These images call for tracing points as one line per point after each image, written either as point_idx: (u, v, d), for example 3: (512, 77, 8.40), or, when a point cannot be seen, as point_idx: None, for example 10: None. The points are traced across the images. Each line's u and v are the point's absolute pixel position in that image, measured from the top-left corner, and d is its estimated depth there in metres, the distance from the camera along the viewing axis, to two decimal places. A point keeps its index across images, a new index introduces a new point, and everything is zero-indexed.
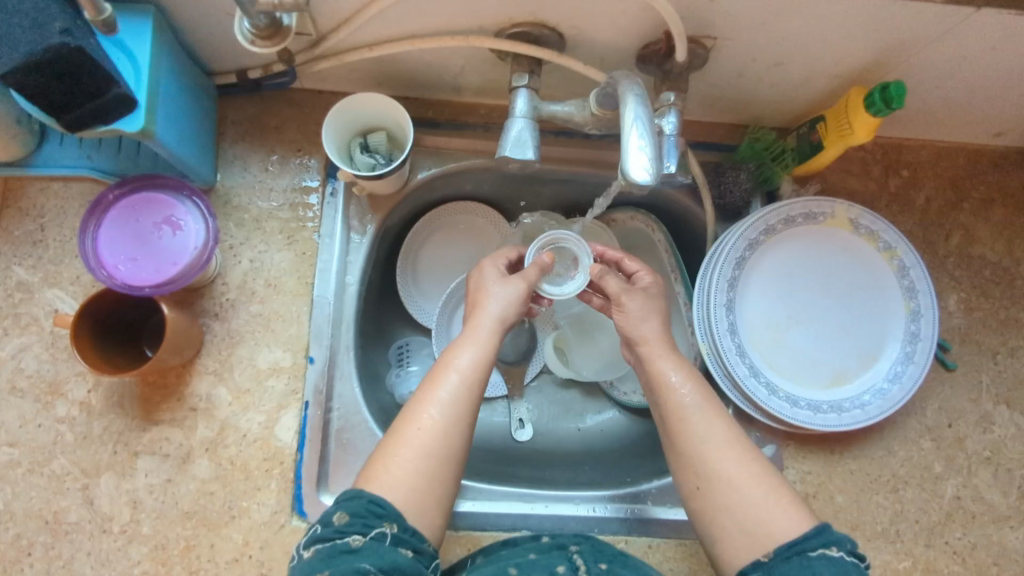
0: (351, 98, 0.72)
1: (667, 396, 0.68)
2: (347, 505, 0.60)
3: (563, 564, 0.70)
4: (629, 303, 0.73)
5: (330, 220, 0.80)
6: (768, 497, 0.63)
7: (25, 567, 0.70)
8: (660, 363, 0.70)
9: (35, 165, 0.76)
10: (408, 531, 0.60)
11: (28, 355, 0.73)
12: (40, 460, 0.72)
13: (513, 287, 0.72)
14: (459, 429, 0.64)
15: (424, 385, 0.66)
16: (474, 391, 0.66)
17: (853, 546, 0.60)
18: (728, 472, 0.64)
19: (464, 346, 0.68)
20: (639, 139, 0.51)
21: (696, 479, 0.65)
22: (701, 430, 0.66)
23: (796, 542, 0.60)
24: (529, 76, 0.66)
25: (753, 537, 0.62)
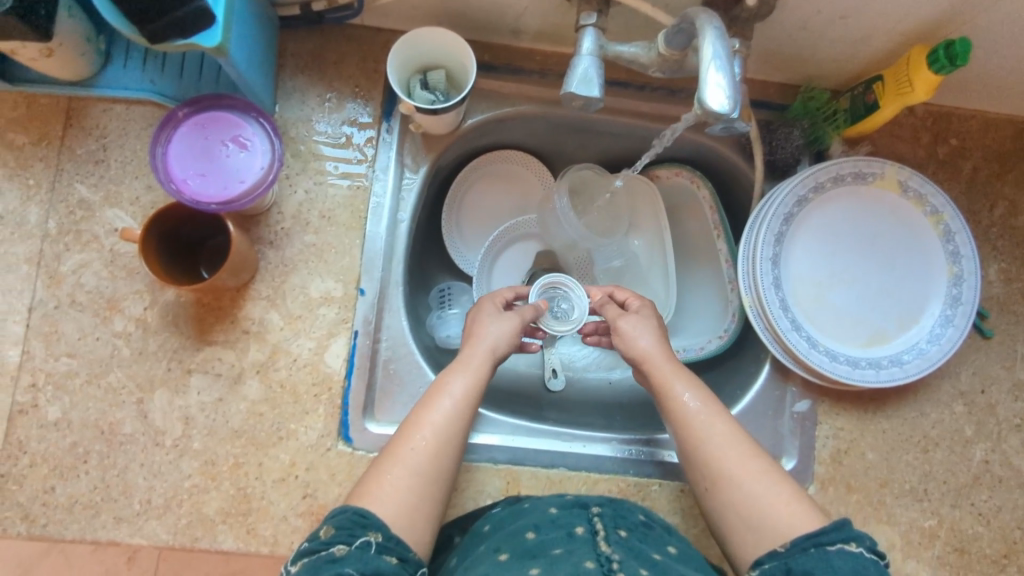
0: (414, 33, 0.73)
1: (671, 402, 0.72)
2: (335, 519, 0.61)
3: (583, 525, 0.68)
4: (624, 326, 0.77)
5: (385, 155, 0.81)
6: (768, 491, 0.65)
7: (81, 474, 0.72)
8: (667, 375, 0.74)
9: (99, 87, 0.77)
10: (392, 539, 0.60)
11: (88, 271, 0.75)
12: (98, 372, 0.74)
13: (509, 323, 0.76)
14: (449, 451, 0.67)
15: (418, 410, 0.69)
16: (466, 413, 0.69)
17: (874, 543, 0.60)
18: (735, 467, 0.67)
19: (457, 373, 0.71)
20: (717, 74, 0.52)
21: (706, 479, 0.68)
22: (705, 432, 0.69)
23: (815, 534, 0.60)
24: (597, 16, 0.67)
25: (759, 533, 0.64)
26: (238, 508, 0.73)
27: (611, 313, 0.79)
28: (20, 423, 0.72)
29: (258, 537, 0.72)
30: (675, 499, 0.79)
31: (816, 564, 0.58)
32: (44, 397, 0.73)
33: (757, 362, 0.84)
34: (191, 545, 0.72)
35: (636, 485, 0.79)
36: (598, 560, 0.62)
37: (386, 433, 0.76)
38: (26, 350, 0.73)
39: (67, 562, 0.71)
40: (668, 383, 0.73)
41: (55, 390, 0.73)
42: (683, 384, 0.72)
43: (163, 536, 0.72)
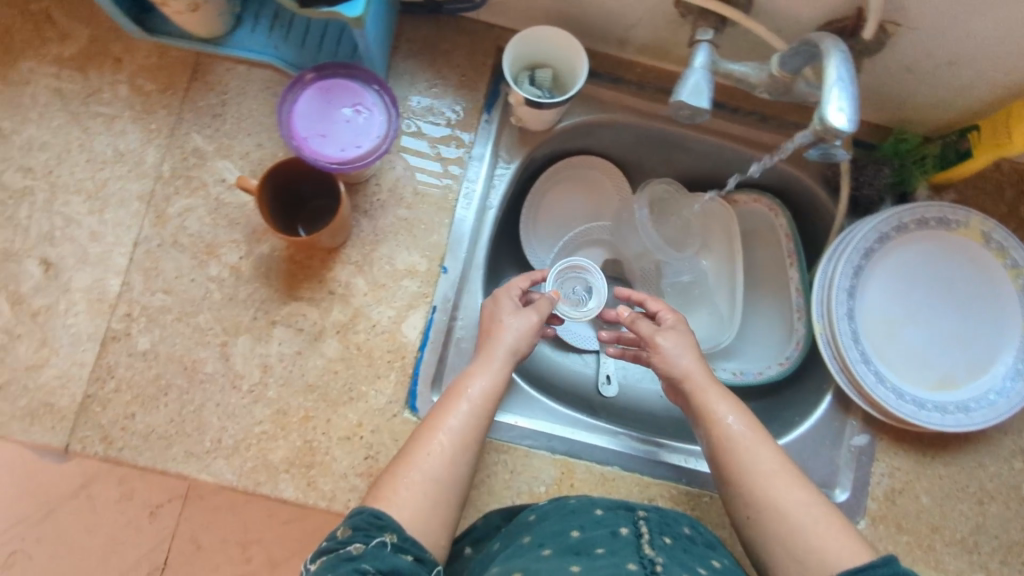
0: (531, 31, 0.76)
1: (714, 423, 0.72)
2: (350, 520, 0.61)
3: (628, 526, 0.67)
4: (663, 344, 0.77)
5: (482, 143, 0.84)
6: (815, 524, 0.63)
7: (161, 405, 0.75)
8: (709, 397, 0.73)
9: (228, 47, 0.81)
10: (407, 540, 0.61)
11: (192, 215, 0.79)
12: (189, 311, 0.77)
13: (525, 319, 0.76)
14: (464, 457, 0.67)
15: (435, 414, 0.69)
16: (483, 415, 0.70)
17: None
18: (783, 496, 0.66)
19: (479, 372, 0.72)
20: (839, 100, 0.54)
21: (747, 508, 0.67)
22: (752, 458, 0.68)
23: (861, 568, 0.59)
24: (713, 32, 0.70)
25: (804, 565, 0.62)
26: (303, 459, 0.75)
27: (647, 330, 0.78)
28: (112, 348, 0.75)
29: (317, 490, 0.74)
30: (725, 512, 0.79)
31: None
32: (137, 327, 0.76)
33: (818, 392, 0.85)
34: (252, 488, 0.74)
35: (688, 494, 0.80)
36: (641, 563, 0.61)
37: None
38: (126, 281, 0.77)
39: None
40: (710, 406, 0.72)
41: (148, 322, 0.76)
42: (726, 406, 0.72)
43: (228, 476, 0.74)
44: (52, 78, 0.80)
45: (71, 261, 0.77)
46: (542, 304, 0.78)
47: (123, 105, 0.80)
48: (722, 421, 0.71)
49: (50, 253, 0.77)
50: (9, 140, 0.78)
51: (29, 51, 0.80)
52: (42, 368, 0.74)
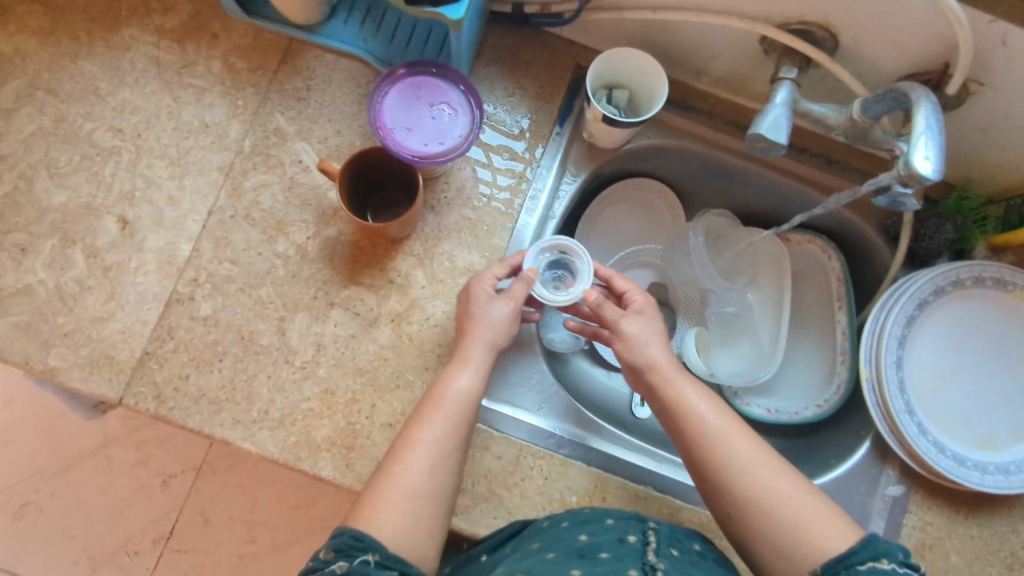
0: (615, 51, 0.79)
1: (686, 414, 0.69)
2: (331, 541, 0.62)
3: (636, 534, 0.67)
4: (629, 330, 0.75)
5: (552, 154, 0.86)
6: (800, 518, 0.63)
7: (215, 370, 0.77)
8: (678, 386, 0.71)
9: (319, 35, 0.85)
10: (390, 558, 0.61)
11: (267, 191, 0.81)
12: (252, 283, 0.79)
13: (503, 310, 0.74)
14: (444, 466, 0.67)
15: (410, 423, 0.68)
16: (462, 420, 0.69)
17: (906, 558, 0.59)
18: (765, 485, 0.65)
19: (462, 365, 0.71)
20: (926, 149, 0.55)
21: (728, 505, 0.66)
22: (730, 450, 0.67)
23: (845, 556, 0.60)
24: (797, 72, 0.72)
25: (792, 560, 0.62)
26: (344, 441, 0.76)
27: (612, 313, 0.76)
28: (175, 310, 0.78)
29: (355, 472, 0.75)
30: None
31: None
32: (201, 293, 0.78)
33: (856, 438, 0.85)
34: (292, 463, 0.75)
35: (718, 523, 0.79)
36: (642, 569, 0.62)
37: (494, 409, 0.80)
38: (196, 248, 0.79)
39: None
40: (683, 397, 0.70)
41: (212, 289, 0.78)
42: (698, 396, 0.70)
43: (270, 448, 0.75)
44: (151, 46, 0.83)
45: (147, 222, 0.79)
46: (518, 289, 0.76)
47: (214, 80, 0.83)
48: (693, 410, 0.69)
49: (128, 211, 0.79)
50: (104, 100, 0.81)
51: (133, 19, 0.84)
52: (107, 321, 0.76)
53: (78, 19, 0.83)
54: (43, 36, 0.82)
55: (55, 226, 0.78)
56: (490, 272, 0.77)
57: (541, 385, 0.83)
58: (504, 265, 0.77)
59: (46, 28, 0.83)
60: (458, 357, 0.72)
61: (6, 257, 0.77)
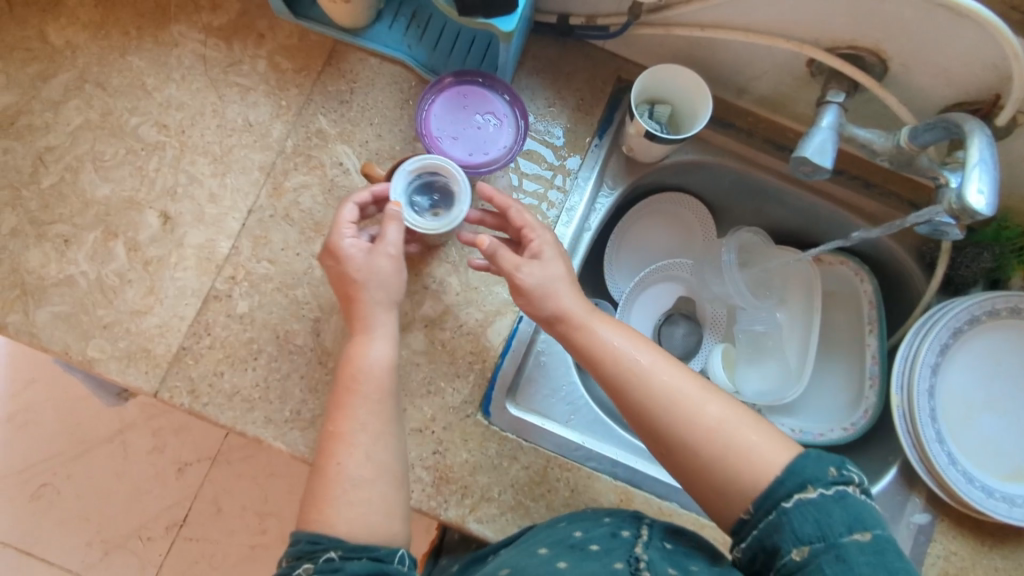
0: (659, 67, 0.79)
1: (601, 362, 0.68)
2: (290, 550, 0.61)
3: (629, 529, 0.69)
4: (527, 279, 0.70)
5: (591, 166, 0.87)
6: (725, 453, 0.63)
7: (249, 368, 0.77)
8: (589, 331, 0.69)
9: (364, 39, 0.85)
10: (352, 548, 0.60)
11: (307, 192, 0.82)
12: (290, 284, 0.80)
13: (385, 261, 0.69)
14: (382, 447, 0.66)
15: (333, 410, 0.67)
16: (377, 394, 0.67)
17: (835, 477, 0.59)
18: (691, 419, 0.64)
19: (365, 336, 0.69)
20: (979, 182, 0.56)
21: (657, 449, 0.66)
22: (650, 389, 0.66)
23: (772, 491, 0.60)
24: (844, 96, 0.72)
25: (727, 497, 0.62)
26: None
27: (510, 262, 0.70)
28: (212, 307, 0.78)
29: None
30: None
31: (784, 531, 0.58)
32: (238, 291, 0.79)
33: (883, 463, 0.85)
34: None
35: None
36: (626, 560, 0.64)
37: (524, 418, 0.80)
38: (235, 246, 0.80)
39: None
40: (603, 337, 0.69)
41: (249, 287, 0.79)
42: (612, 333, 0.69)
43: (301, 448, 0.76)
44: (199, 44, 0.84)
45: (188, 218, 0.80)
46: (389, 232, 0.69)
47: (259, 79, 0.84)
48: (608, 356, 0.68)
49: (170, 207, 0.80)
50: (150, 96, 0.82)
51: (182, 16, 0.84)
52: (145, 315, 0.77)
53: (128, 14, 0.84)
54: (94, 29, 0.83)
55: (98, 218, 0.79)
56: (347, 218, 0.70)
57: (569, 397, 0.83)
58: (357, 208, 0.70)
59: (97, 21, 0.84)
60: (359, 328, 0.69)
61: (50, 247, 0.78)
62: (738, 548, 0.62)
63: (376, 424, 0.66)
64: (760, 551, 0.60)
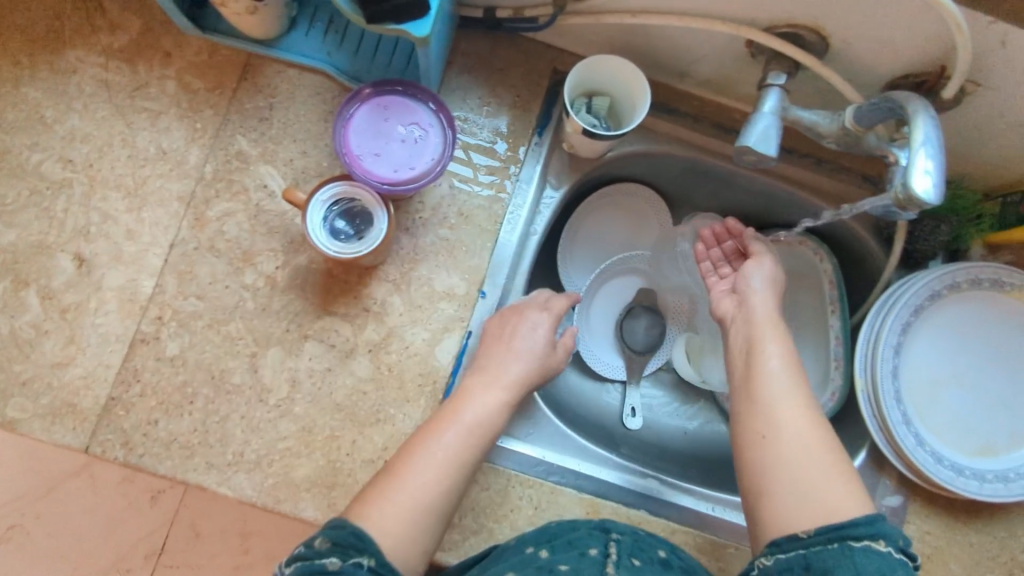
0: (592, 59, 0.74)
1: (760, 344, 0.70)
2: (332, 532, 0.60)
3: (597, 547, 0.67)
4: (752, 270, 0.77)
5: (531, 167, 0.82)
6: (833, 471, 0.62)
7: (185, 413, 0.73)
8: (765, 322, 0.72)
9: (279, 49, 0.80)
10: (383, 567, 0.59)
11: (232, 220, 0.77)
12: (221, 319, 0.75)
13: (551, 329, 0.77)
14: (455, 482, 0.66)
15: (429, 425, 0.69)
16: (478, 442, 0.68)
17: (906, 545, 0.58)
18: (799, 429, 0.65)
19: (487, 385, 0.72)
20: (926, 162, 0.51)
21: (765, 428, 0.66)
22: (790, 385, 0.67)
23: (843, 526, 0.58)
24: (786, 77, 0.67)
25: (801, 505, 0.61)
26: (325, 479, 0.74)
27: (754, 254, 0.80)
28: (140, 351, 0.74)
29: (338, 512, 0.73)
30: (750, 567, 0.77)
31: (838, 561, 0.56)
32: (167, 331, 0.75)
33: (852, 448, 0.83)
34: (272, 506, 0.73)
35: (714, 544, 0.77)
36: None
37: None
38: (159, 283, 0.75)
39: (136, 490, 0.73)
40: (758, 336, 0.71)
41: (178, 327, 0.75)
42: (775, 333, 0.71)
43: (248, 491, 0.73)
44: (99, 68, 0.78)
45: (105, 258, 0.75)
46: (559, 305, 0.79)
47: (169, 102, 0.78)
48: (767, 342, 0.70)
49: (84, 248, 0.75)
50: (51, 129, 0.77)
51: (78, 39, 0.78)
52: (67, 366, 0.73)
53: (17, 42, 0.78)
54: None
55: (6, 268, 0.74)
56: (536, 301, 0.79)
57: (527, 410, 0.81)
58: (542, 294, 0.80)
59: None
60: (484, 378, 0.72)
61: None
62: (772, 556, 0.60)
63: (465, 458, 0.67)
64: (799, 566, 0.58)
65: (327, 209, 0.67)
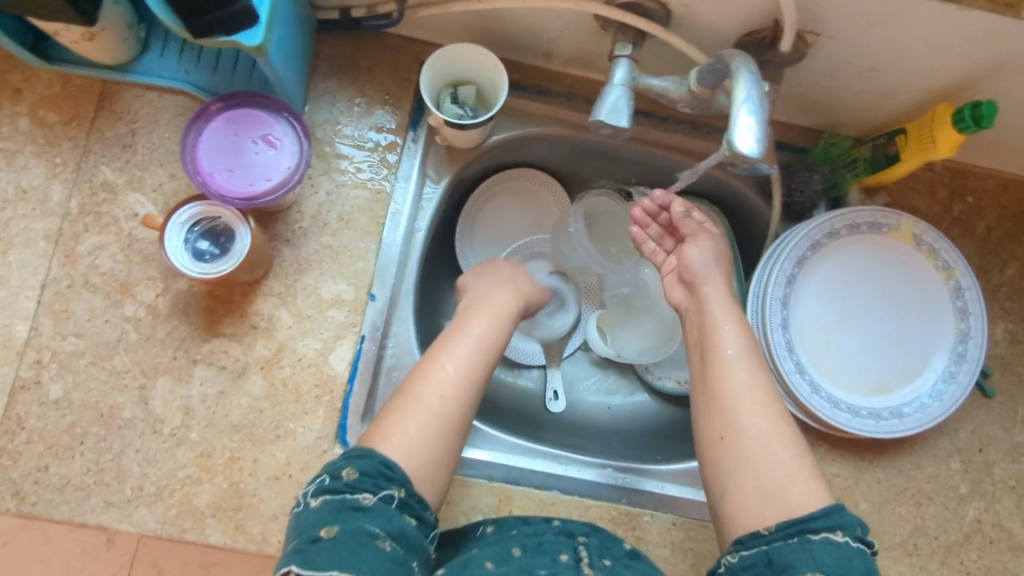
0: (446, 49, 0.74)
1: (715, 337, 0.70)
2: (358, 462, 0.61)
3: (568, 552, 0.67)
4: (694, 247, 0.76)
5: (409, 164, 0.82)
6: (792, 465, 0.63)
7: (76, 455, 0.72)
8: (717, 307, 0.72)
9: (134, 72, 0.77)
10: (414, 497, 0.62)
11: (104, 253, 0.75)
12: (103, 355, 0.74)
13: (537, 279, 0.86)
14: (470, 389, 0.68)
15: (437, 347, 0.71)
16: (486, 357, 0.71)
17: (863, 533, 0.60)
18: (760, 428, 0.65)
19: (481, 315, 0.75)
20: (748, 117, 0.52)
21: (724, 429, 0.66)
22: (746, 381, 0.68)
23: (802, 519, 0.60)
24: (632, 48, 0.68)
25: (763, 502, 0.62)
26: (229, 502, 0.73)
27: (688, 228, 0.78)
28: (21, 399, 0.72)
29: (246, 534, 0.72)
30: (667, 531, 0.78)
31: (797, 555, 0.58)
32: (48, 374, 0.73)
33: None
34: (178, 536, 0.72)
35: (628, 514, 0.78)
36: None
37: None
38: (35, 326, 0.73)
39: (44, 540, 0.75)
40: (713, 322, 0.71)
41: (59, 368, 0.73)
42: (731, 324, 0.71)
43: (150, 525, 0.72)
44: None
45: None
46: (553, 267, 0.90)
47: (26, 140, 0.76)
48: (722, 330, 0.70)
49: None
50: None
51: None
52: None
53: None
54: None
55: None
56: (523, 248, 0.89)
57: None
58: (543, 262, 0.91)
59: None
60: (477, 309, 0.75)
61: None
62: (736, 554, 0.61)
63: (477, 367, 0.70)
64: (761, 563, 0.59)
65: (186, 231, 0.66)
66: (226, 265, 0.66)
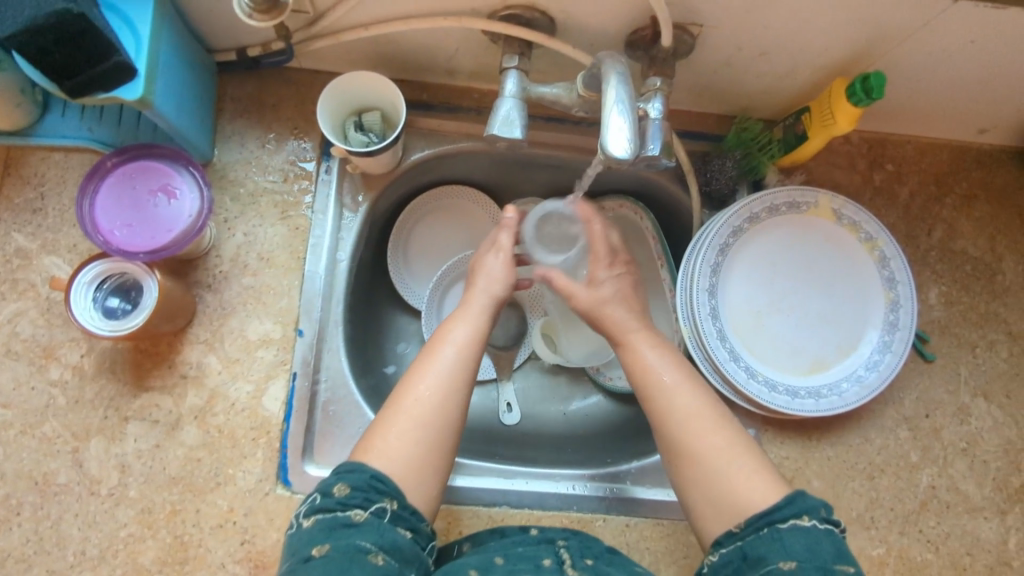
0: (341, 78, 0.74)
1: (640, 363, 0.70)
2: (348, 477, 0.60)
3: (551, 558, 0.67)
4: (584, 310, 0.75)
5: (323, 197, 0.81)
6: (730, 467, 0.63)
7: (14, 526, 0.71)
8: (636, 338, 0.72)
9: (37, 135, 0.77)
10: (407, 509, 0.61)
11: (23, 319, 0.75)
12: (33, 422, 0.73)
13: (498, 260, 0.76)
14: (455, 396, 0.66)
15: (417, 361, 0.68)
16: (468, 362, 0.68)
17: (828, 514, 0.59)
18: (697, 443, 0.64)
19: (460, 319, 0.71)
20: (619, 118, 0.52)
21: (667, 450, 0.66)
22: (676, 404, 0.67)
23: (769, 511, 0.59)
24: (519, 58, 0.68)
25: (718, 511, 0.62)
26: (175, 556, 0.72)
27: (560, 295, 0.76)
28: None
29: None
30: (621, 533, 0.78)
31: (770, 547, 0.57)
32: None
33: None
34: None
35: (580, 521, 0.78)
36: None
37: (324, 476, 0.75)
38: None
39: None
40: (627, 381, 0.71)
41: None
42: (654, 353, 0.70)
43: None
44: None
45: None
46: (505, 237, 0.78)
47: None
48: (646, 361, 0.70)
49: None
50: None
51: None
52: None
53: None
54: None
55: None
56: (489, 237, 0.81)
57: None
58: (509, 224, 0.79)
59: None
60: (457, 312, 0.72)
61: None
62: (716, 552, 0.61)
63: (457, 378, 0.67)
64: (738, 558, 0.59)
65: (93, 290, 0.67)
66: (131, 321, 0.65)
